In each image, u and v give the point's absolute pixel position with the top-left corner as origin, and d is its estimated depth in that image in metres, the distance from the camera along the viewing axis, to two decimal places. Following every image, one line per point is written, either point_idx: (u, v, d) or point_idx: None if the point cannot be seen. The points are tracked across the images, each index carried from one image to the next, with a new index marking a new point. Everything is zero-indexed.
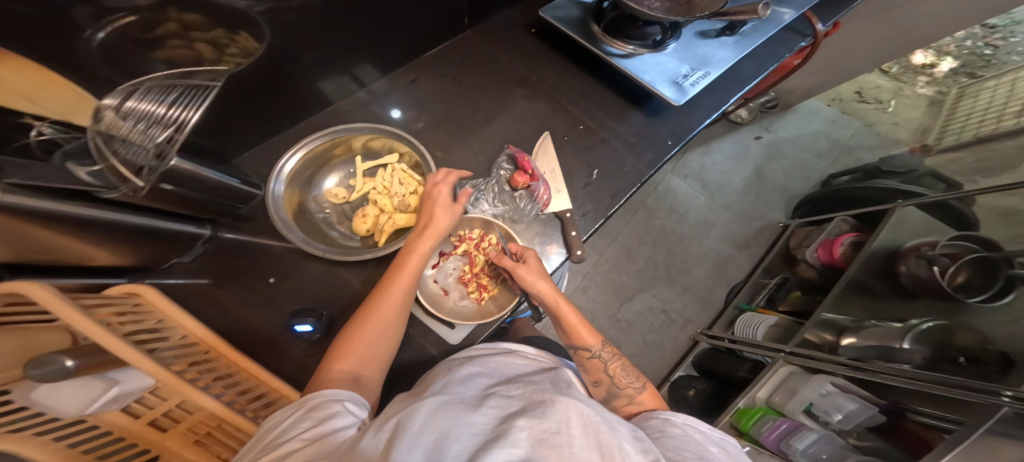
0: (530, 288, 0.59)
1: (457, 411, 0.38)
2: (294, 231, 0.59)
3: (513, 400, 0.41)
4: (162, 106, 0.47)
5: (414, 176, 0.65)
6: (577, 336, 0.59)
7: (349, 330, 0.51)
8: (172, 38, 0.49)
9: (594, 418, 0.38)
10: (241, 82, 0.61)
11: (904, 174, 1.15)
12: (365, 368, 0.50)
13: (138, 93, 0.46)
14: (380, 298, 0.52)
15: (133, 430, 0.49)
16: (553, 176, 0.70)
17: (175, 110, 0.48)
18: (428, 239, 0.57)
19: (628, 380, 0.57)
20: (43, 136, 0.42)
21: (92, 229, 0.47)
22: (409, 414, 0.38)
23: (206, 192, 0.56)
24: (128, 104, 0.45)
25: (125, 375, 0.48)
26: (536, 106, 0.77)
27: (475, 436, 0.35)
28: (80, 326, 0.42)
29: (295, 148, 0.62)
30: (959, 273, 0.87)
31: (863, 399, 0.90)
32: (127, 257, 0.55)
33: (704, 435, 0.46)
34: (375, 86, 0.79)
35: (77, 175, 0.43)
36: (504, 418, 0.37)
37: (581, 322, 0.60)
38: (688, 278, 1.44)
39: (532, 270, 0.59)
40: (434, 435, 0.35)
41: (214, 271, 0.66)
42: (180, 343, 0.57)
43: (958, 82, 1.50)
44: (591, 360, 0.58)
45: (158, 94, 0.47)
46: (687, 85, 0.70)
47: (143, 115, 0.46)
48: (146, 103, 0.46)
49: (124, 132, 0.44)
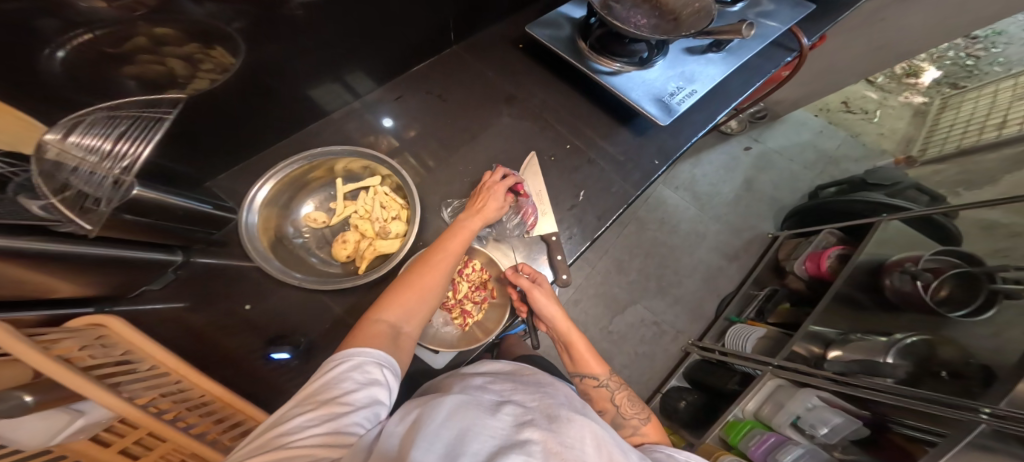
0: (544, 309, 0.62)
1: (478, 411, 0.37)
2: (270, 261, 0.56)
3: (528, 408, 0.40)
4: (108, 141, 0.42)
5: (397, 199, 0.64)
6: (587, 365, 0.66)
7: (398, 286, 0.53)
8: (141, 53, 0.47)
9: (606, 440, 0.37)
10: (217, 102, 0.58)
11: (889, 187, 1.16)
12: (406, 325, 0.52)
13: (81, 127, 0.41)
14: (435, 259, 0.56)
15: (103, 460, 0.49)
16: (540, 198, 0.69)
17: (124, 145, 0.43)
18: (484, 213, 0.61)
19: (633, 411, 0.63)
20: None
21: (50, 264, 0.44)
22: (432, 405, 0.37)
23: (173, 218, 0.54)
24: (72, 140, 0.41)
25: (89, 405, 0.47)
26: (523, 125, 0.76)
27: (493, 438, 0.34)
28: (34, 362, 0.38)
29: (263, 179, 0.59)
30: (942, 287, 0.88)
31: (848, 412, 0.91)
32: (91, 287, 0.52)
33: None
34: (369, 95, 0.78)
35: (28, 210, 0.41)
36: (521, 425, 0.36)
37: (588, 351, 0.67)
38: (679, 289, 1.44)
39: (548, 292, 0.62)
40: (455, 430, 0.34)
41: (190, 296, 0.64)
42: (148, 374, 0.54)
43: (941, 93, 1.53)
44: (598, 389, 0.65)
45: (103, 128, 0.43)
46: (674, 103, 0.69)
47: (87, 152, 0.41)
48: (91, 138, 0.42)
49: (87, 167, 0.41)
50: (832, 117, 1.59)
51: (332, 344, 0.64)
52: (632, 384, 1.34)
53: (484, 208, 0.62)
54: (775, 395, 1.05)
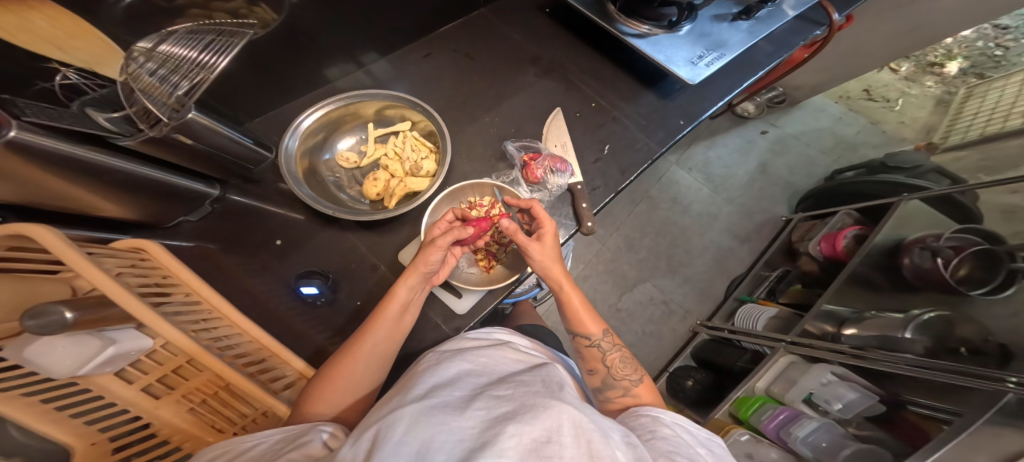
0: (538, 267, 0.59)
1: (442, 416, 0.38)
2: (302, 187, 0.61)
3: (501, 400, 0.40)
4: (195, 52, 0.48)
5: (425, 143, 0.68)
6: (580, 322, 0.60)
7: (324, 375, 0.53)
8: (192, 8, 0.50)
9: (587, 426, 0.37)
10: (257, 50, 0.60)
11: (909, 169, 1.16)
12: (340, 411, 0.53)
13: (172, 38, 0.48)
14: (357, 346, 0.54)
15: (124, 396, 0.47)
16: (564, 149, 0.71)
17: (206, 55, 0.48)
18: (409, 282, 0.56)
19: (625, 372, 0.58)
20: (70, 81, 0.43)
21: (107, 180, 0.47)
22: (388, 423, 0.37)
23: (218, 150, 0.56)
24: (162, 48, 0.47)
25: (122, 335, 0.45)
26: (547, 84, 0.77)
27: (461, 444, 0.35)
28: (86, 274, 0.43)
29: (315, 107, 0.64)
30: (961, 265, 0.86)
31: (863, 388, 0.90)
32: (136, 212, 0.55)
33: (692, 435, 0.46)
34: (371, 70, 0.77)
35: (95, 120, 0.44)
36: (491, 424, 0.37)
37: (586, 310, 0.61)
38: (689, 270, 1.45)
39: (544, 250, 0.58)
40: (415, 445, 0.35)
41: (220, 235, 0.67)
42: (186, 302, 0.56)
43: (966, 83, 1.52)
44: (590, 348, 0.60)
45: (189, 41, 0.48)
46: (702, 65, 0.69)
47: (174, 59, 0.47)
48: (178, 48, 0.48)
49: (146, 85, 0.45)
50: (853, 105, 1.60)
51: (357, 288, 0.67)
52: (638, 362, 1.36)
53: (409, 271, 0.56)
54: (788, 373, 1.05)
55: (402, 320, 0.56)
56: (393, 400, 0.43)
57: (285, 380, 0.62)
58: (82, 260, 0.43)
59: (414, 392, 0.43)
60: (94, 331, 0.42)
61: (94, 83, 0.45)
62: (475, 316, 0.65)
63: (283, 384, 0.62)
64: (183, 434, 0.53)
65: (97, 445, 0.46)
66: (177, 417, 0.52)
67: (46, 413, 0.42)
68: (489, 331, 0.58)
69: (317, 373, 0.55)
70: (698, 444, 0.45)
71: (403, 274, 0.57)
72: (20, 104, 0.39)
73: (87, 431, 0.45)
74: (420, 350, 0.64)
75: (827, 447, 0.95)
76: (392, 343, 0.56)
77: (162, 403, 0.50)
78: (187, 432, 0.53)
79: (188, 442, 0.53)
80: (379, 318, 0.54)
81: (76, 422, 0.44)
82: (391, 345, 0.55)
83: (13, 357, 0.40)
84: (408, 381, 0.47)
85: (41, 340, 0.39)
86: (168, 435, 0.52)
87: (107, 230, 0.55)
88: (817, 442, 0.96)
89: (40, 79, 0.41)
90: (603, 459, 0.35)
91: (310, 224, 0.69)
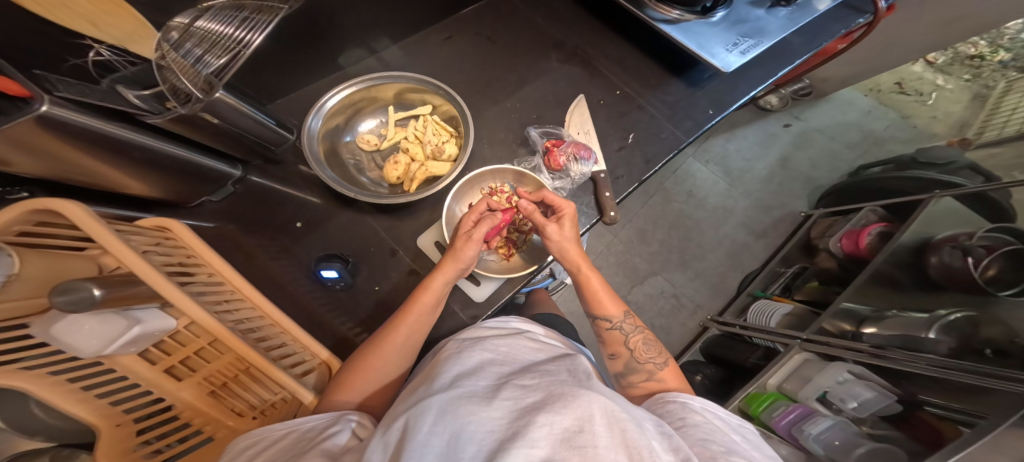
0: (557, 249, 0.59)
1: (470, 406, 0.38)
2: (325, 169, 0.61)
3: (529, 390, 0.40)
4: (232, 28, 0.45)
5: (447, 127, 0.68)
6: (601, 306, 0.60)
7: (353, 364, 0.54)
8: None
9: (619, 414, 0.36)
10: (281, 29, 0.59)
11: (941, 166, 1.12)
12: (368, 400, 0.53)
13: (210, 14, 0.46)
14: (388, 338, 0.54)
15: (147, 377, 0.48)
16: (588, 137, 0.70)
17: (242, 31, 0.45)
18: (447, 274, 0.56)
19: (649, 355, 0.57)
20: (100, 57, 0.43)
21: (131, 159, 0.47)
22: (418, 413, 0.38)
23: (245, 131, 0.56)
24: (201, 25, 0.46)
25: (148, 314, 0.46)
26: (571, 71, 0.75)
27: (491, 435, 0.35)
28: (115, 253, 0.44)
29: (342, 86, 0.64)
30: (991, 265, 0.83)
31: (880, 387, 0.88)
32: (161, 191, 0.56)
33: (724, 422, 0.45)
34: (386, 54, 0.76)
35: (126, 98, 0.43)
36: (522, 413, 0.36)
37: (606, 292, 0.60)
38: (701, 263, 1.43)
39: (563, 231, 0.58)
40: (446, 436, 0.35)
41: (239, 217, 0.67)
42: (209, 281, 0.56)
43: (1005, 77, 1.45)
44: (611, 332, 0.60)
45: (226, 17, 0.46)
46: (737, 53, 0.66)
47: (213, 36, 0.45)
48: (216, 24, 0.46)
49: (179, 65, 0.44)
50: (883, 98, 1.55)
51: (376, 272, 0.67)
52: None
53: (444, 265, 0.56)
54: (801, 370, 1.04)
55: (432, 312, 0.56)
56: (418, 391, 0.43)
57: (303, 366, 0.60)
58: (110, 237, 0.43)
59: (439, 382, 0.43)
60: (119, 310, 0.43)
61: (125, 60, 0.45)
62: (491, 305, 0.65)
63: (302, 370, 0.60)
64: (206, 417, 0.53)
65: (123, 426, 0.46)
66: (197, 399, 0.52)
67: (71, 393, 0.43)
68: (506, 320, 0.58)
69: (347, 362, 0.55)
70: (732, 430, 0.44)
71: (439, 267, 0.57)
72: (51, 79, 0.39)
73: (113, 412, 0.46)
74: (437, 336, 0.64)
75: (839, 446, 0.93)
76: (422, 336, 0.56)
77: (183, 385, 0.51)
78: (208, 415, 0.53)
79: (208, 425, 0.54)
80: (410, 310, 0.54)
81: (100, 403, 0.45)
82: (420, 334, 0.55)
83: (42, 336, 0.40)
84: (432, 372, 0.47)
85: (68, 318, 0.40)
86: (190, 417, 0.53)
87: (135, 209, 0.56)
88: (829, 440, 0.95)
89: (68, 55, 0.41)
90: (638, 448, 0.34)
91: (331, 208, 0.69)
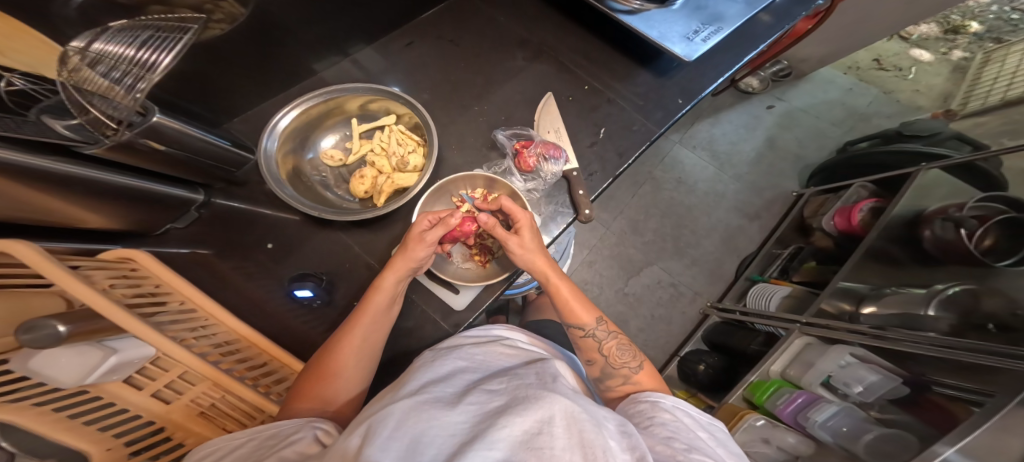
0: (521, 261, 0.57)
1: (433, 411, 0.37)
2: (285, 188, 0.60)
3: (494, 395, 0.40)
4: (133, 49, 0.43)
5: (412, 137, 0.67)
6: (573, 314, 0.58)
7: (311, 371, 0.53)
8: (151, 4, 0.46)
9: (579, 415, 0.36)
10: (228, 47, 0.58)
11: (927, 138, 1.10)
12: (331, 406, 0.52)
13: (106, 35, 0.43)
14: (345, 339, 0.53)
15: (136, 402, 0.46)
16: (559, 135, 0.69)
17: (146, 52, 0.44)
18: (398, 273, 0.55)
19: (624, 360, 0.55)
20: (14, 87, 0.40)
21: (73, 190, 0.45)
22: (381, 418, 0.37)
23: (194, 153, 0.54)
24: (96, 46, 0.43)
25: (123, 344, 0.44)
26: (538, 67, 0.74)
27: (451, 439, 0.35)
28: (76, 292, 0.40)
29: (290, 106, 0.63)
30: (987, 235, 0.80)
31: (885, 370, 0.85)
32: (117, 222, 0.54)
33: (693, 419, 0.45)
34: (361, 56, 0.75)
35: (54, 129, 0.41)
36: (484, 417, 0.36)
37: (577, 300, 0.59)
38: (696, 251, 1.41)
39: (523, 244, 0.56)
40: (406, 440, 0.34)
41: (209, 241, 0.65)
42: (180, 309, 0.54)
43: (983, 48, 1.44)
44: (585, 339, 0.58)
45: (125, 37, 0.44)
46: (698, 41, 0.64)
47: (114, 58, 0.42)
48: (115, 46, 0.43)
49: (103, 87, 0.41)
50: (863, 75, 1.54)
51: (353, 286, 0.65)
52: (648, 347, 1.34)
53: (396, 264, 0.55)
54: (803, 355, 1.01)
55: (391, 313, 0.55)
56: (385, 397, 0.42)
57: (286, 383, 0.61)
58: (64, 275, 0.39)
59: (407, 386, 0.42)
60: (94, 342, 0.42)
61: (45, 88, 0.43)
62: (474, 311, 0.62)
63: (283, 387, 0.61)
64: (196, 436, 0.52)
65: (114, 449, 0.44)
66: (189, 420, 0.51)
67: (59, 421, 0.41)
68: (488, 327, 0.56)
69: (304, 372, 0.54)
70: (699, 427, 0.44)
71: (390, 265, 0.55)
72: None
73: (103, 436, 0.44)
74: (420, 346, 0.62)
75: (848, 432, 0.90)
76: (381, 337, 0.55)
77: (172, 407, 0.49)
78: (198, 436, 0.52)
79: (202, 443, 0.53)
80: (364, 313, 0.53)
81: (90, 430, 0.43)
82: (378, 335, 0.54)
83: (22, 370, 0.40)
84: (403, 377, 0.46)
85: (43, 352, 0.39)
86: (182, 437, 0.51)
87: (95, 241, 0.54)
88: (837, 427, 0.92)
89: None
90: (594, 447, 0.34)
91: (301, 225, 0.67)
